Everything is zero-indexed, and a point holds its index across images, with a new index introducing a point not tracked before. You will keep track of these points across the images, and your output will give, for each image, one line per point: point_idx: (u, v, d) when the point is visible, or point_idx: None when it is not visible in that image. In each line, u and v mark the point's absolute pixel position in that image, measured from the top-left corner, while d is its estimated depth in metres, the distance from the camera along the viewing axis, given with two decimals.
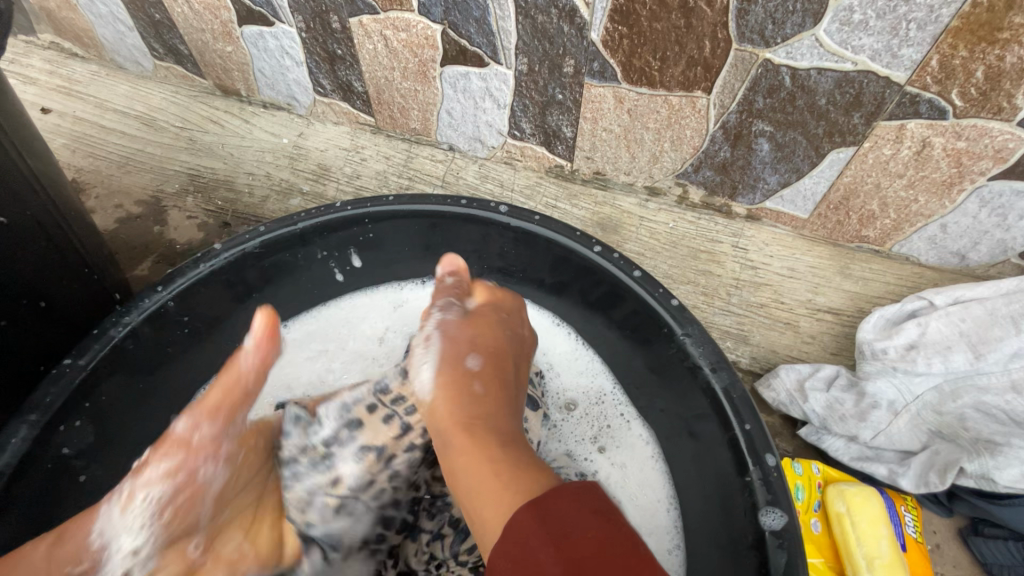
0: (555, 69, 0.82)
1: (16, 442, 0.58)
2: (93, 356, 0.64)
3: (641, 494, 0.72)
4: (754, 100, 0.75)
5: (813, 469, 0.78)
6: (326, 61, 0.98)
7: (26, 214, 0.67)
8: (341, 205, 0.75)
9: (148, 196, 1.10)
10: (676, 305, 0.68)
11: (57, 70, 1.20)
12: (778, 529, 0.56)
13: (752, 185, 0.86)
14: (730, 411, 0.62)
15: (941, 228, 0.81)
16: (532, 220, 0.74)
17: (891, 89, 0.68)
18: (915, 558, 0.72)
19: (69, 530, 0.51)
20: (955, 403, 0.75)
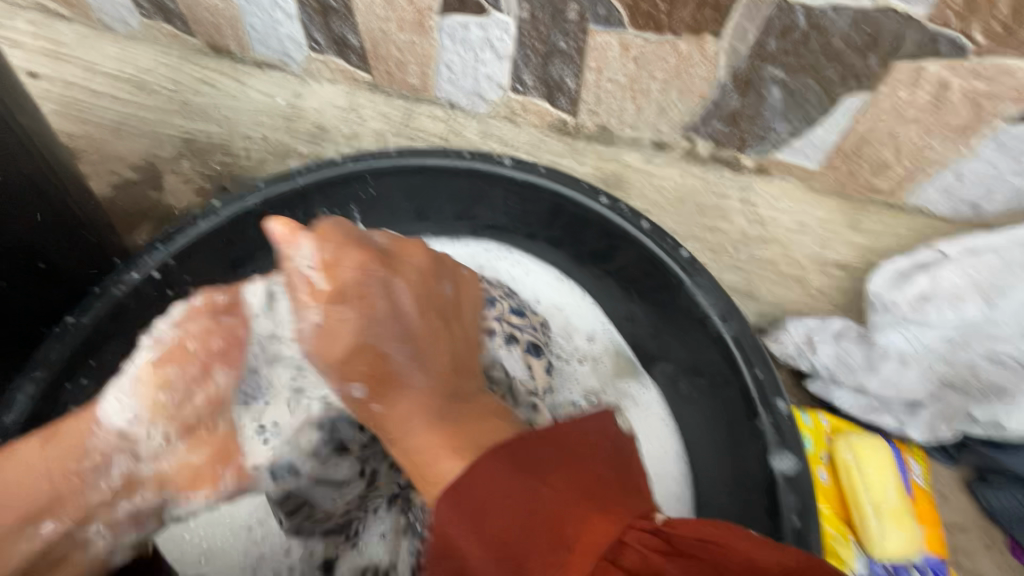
0: (558, 15, 0.78)
1: (24, 400, 0.58)
2: (96, 314, 0.63)
3: (648, 441, 0.73)
4: (766, 43, 0.72)
5: (821, 421, 0.79)
6: (319, 14, 0.94)
7: (21, 173, 0.65)
8: (341, 159, 0.73)
9: (143, 161, 1.08)
10: (685, 255, 0.66)
11: (41, 32, 1.15)
12: (789, 471, 0.57)
13: (761, 136, 0.84)
14: (741, 360, 0.61)
15: (956, 176, 0.79)
16: (537, 172, 0.73)
17: (910, 27, 0.64)
18: (920, 506, 0.74)
19: (64, 430, 0.56)
20: (966, 352, 0.75)
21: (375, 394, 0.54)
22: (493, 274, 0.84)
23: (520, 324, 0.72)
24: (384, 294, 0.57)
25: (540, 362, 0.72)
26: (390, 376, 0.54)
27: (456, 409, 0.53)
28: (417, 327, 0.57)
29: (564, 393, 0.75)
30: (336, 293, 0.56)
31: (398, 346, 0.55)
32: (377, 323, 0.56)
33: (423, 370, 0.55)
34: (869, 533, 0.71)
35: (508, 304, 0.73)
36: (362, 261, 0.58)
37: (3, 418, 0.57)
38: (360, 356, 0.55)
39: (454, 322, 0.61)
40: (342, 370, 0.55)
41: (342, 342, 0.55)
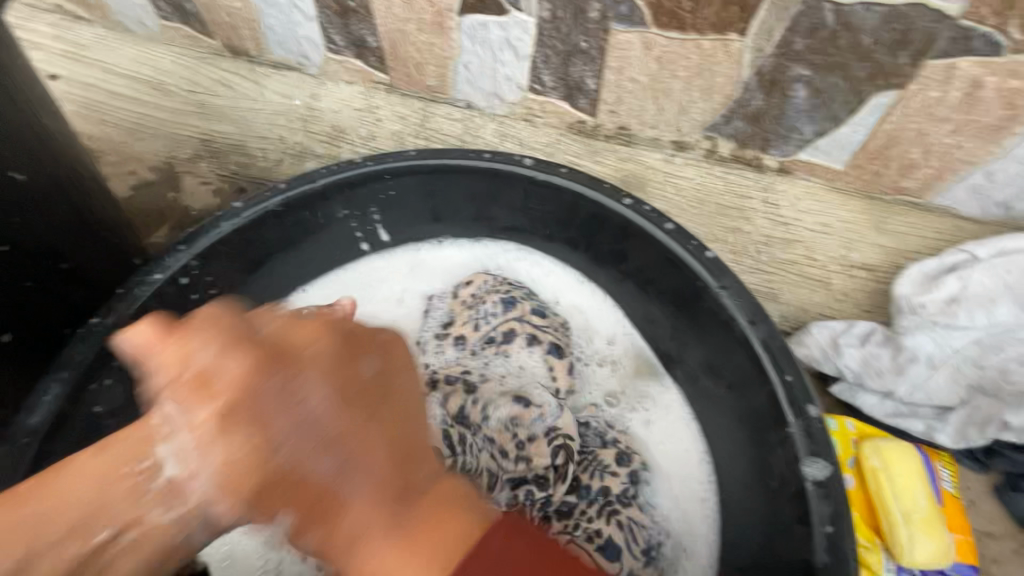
0: (580, 15, 0.78)
1: (50, 399, 0.59)
2: (119, 315, 0.63)
3: (671, 442, 0.72)
4: (793, 41, 0.71)
5: (847, 425, 0.77)
6: (338, 14, 0.94)
7: (43, 173, 0.65)
8: (361, 160, 0.73)
9: (161, 162, 1.10)
10: (711, 257, 0.65)
11: (62, 34, 1.15)
12: (821, 479, 0.55)
13: (785, 136, 0.83)
14: (770, 364, 0.60)
15: (987, 176, 0.77)
16: (558, 173, 0.72)
17: (943, 24, 0.63)
18: (951, 513, 0.72)
19: (97, 455, 0.44)
20: (997, 355, 0.73)
21: (312, 522, 0.40)
22: (512, 275, 0.83)
23: (541, 325, 0.72)
24: (278, 386, 0.40)
25: (562, 363, 0.71)
26: (328, 489, 0.40)
27: (415, 508, 0.43)
28: (336, 419, 0.41)
29: (585, 394, 0.75)
30: (230, 393, 0.39)
31: (319, 455, 0.40)
32: (279, 426, 0.40)
33: (362, 474, 0.41)
34: (899, 541, 0.69)
35: (529, 304, 0.73)
36: (251, 353, 0.40)
37: (28, 419, 0.57)
38: (278, 481, 0.39)
39: (382, 406, 0.43)
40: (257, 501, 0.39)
41: (229, 478, 0.39)
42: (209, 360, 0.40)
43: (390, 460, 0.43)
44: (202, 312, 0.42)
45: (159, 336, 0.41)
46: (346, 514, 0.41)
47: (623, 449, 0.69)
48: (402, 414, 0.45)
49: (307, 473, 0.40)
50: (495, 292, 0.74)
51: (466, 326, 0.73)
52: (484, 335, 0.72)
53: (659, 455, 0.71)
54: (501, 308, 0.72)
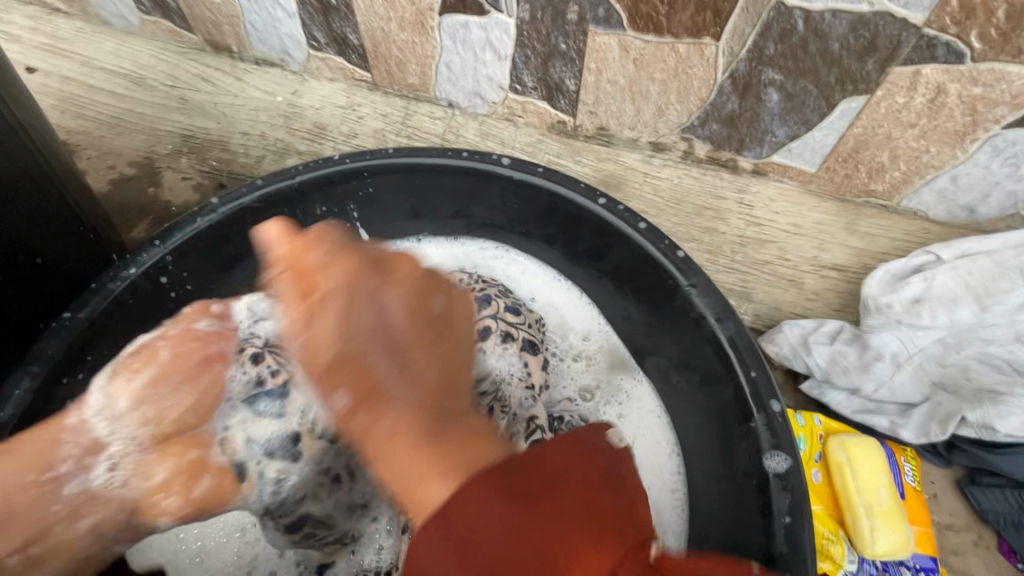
0: (558, 17, 0.79)
1: (22, 394, 0.58)
2: (93, 309, 0.63)
3: (642, 435, 0.73)
4: (765, 46, 0.72)
5: (815, 421, 0.79)
6: (320, 12, 0.94)
7: (16, 165, 0.64)
8: (339, 157, 0.73)
9: (141, 157, 1.08)
10: (681, 256, 0.67)
11: (40, 27, 1.15)
12: (781, 471, 0.57)
13: (759, 138, 0.84)
14: (736, 360, 0.62)
15: (952, 180, 0.79)
16: (535, 173, 0.73)
17: (907, 32, 0.65)
18: (913, 507, 0.74)
19: None
20: (958, 354, 0.76)
21: (360, 410, 0.48)
22: (488, 272, 0.85)
23: (516, 322, 0.72)
24: (371, 287, 0.53)
25: (536, 358, 0.72)
26: (379, 388, 0.48)
27: (448, 430, 0.46)
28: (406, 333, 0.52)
29: (559, 389, 0.76)
30: (346, 289, 0.53)
31: (386, 356, 0.50)
32: (350, 329, 0.51)
33: (415, 383, 0.49)
34: (861, 532, 0.72)
35: (504, 301, 0.73)
36: (352, 268, 0.54)
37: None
38: (346, 369, 0.50)
39: (443, 339, 0.53)
40: (326, 378, 0.50)
41: (326, 356, 0.50)
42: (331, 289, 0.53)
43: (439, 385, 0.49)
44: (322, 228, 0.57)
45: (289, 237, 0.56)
46: (387, 414, 0.47)
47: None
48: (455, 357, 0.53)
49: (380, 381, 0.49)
50: (471, 290, 0.74)
51: None
52: None
53: (631, 447, 0.72)
54: (477, 306, 0.72)
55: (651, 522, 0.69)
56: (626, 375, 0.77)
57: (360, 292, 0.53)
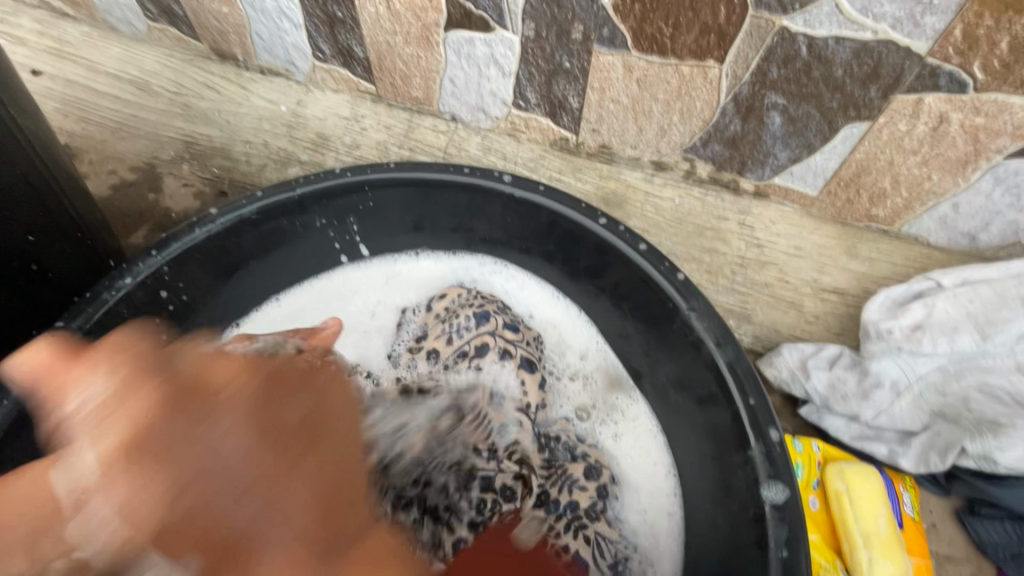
0: (563, 35, 0.79)
1: (8, 405, 0.57)
2: (86, 319, 0.62)
3: (639, 457, 0.72)
4: (769, 70, 0.72)
5: (813, 447, 0.78)
6: (326, 24, 0.94)
7: (15, 173, 0.64)
8: (340, 171, 0.73)
9: (142, 163, 1.08)
10: (681, 279, 0.66)
11: (48, 31, 1.15)
12: (779, 502, 0.56)
13: (761, 161, 0.84)
14: (735, 387, 0.61)
15: (953, 208, 0.79)
16: (537, 190, 0.73)
17: (910, 60, 0.65)
18: (911, 537, 0.73)
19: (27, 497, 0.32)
20: (959, 383, 0.75)
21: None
22: (487, 287, 0.84)
23: (513, 340, 0.72)
24: (181, 419, 0.33)
25: (533, 377, 0.71)
26: (239, 542, 0.31)
27: (346, 568, 0.31)
28: (258, 457, 0.33)
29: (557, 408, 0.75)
30: (137, 431, 0.32)
31: (234, 501, 0.32)
32: (166, 472, 0.32)
33: (285, 510, 0.32)
34: (858, 562, 0.71)
35: (503, 318, 0.73)
36: (153, 389, 0.34)
37: None
38: (175, 536, 0.30)
39: (315, 442, 0.35)
40: (158, 548, 0.30)
41: (147, 522, 0.30)
42: (93, 400, 0.34)
43: (318, 501, 0.33)
44: (113, 335, 0.37)
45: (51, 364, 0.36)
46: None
47: (595, 462, 0.68)
48: (348, 449, 0.36)
49: (234, 533, 0.31)
50: (468, 306, 0.74)
51: (439, 339, 0.72)
52: (455, 348, 0.70)
53: (627, 467, 0.72)
54: (474, 321, 0.72)
55: (649, 545, 0.68)
56: (623, 394, 0.76)
57: (161, 441, 0.32)
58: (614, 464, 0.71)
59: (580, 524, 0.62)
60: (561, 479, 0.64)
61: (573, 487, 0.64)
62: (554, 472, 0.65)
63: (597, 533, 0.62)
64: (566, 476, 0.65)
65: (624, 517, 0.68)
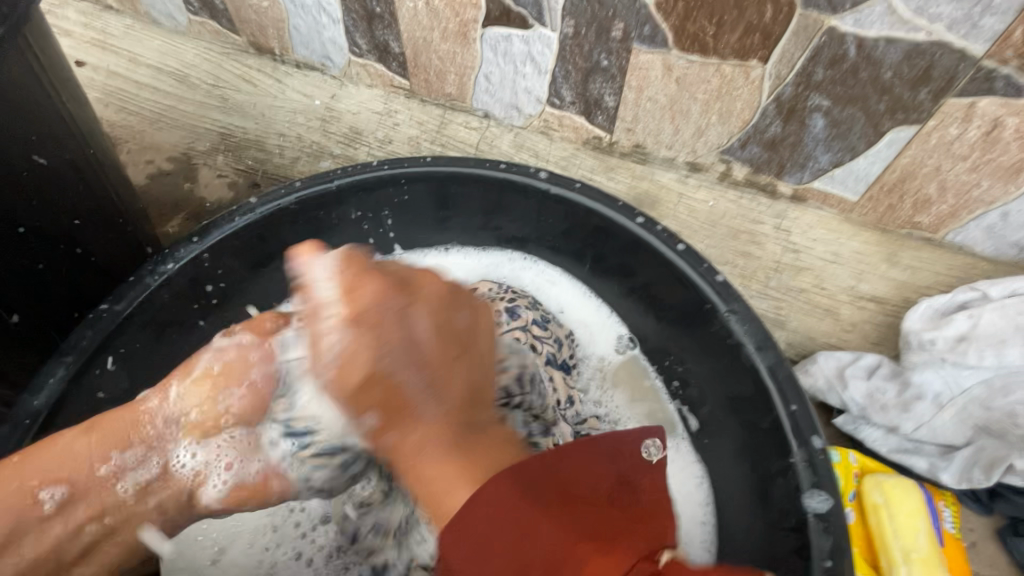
0: (603, 33, 0.78)
1: (54, 382, 0.59)
2: (129, 302, 0.64)
3: (668, 462, 0.71)
4: (814, 71, 0.71)
5: (850, 459, 0.76)
6: (364, 19, 0.95)
7: (65, 157, 0.66)
8: (377, 164, 0.73)
9: (179, 153, 1.11)
10: (721, 281, 0.65)
11: (92, 23, 1.19)
12: (823, 512, 0.55)
13: (801, 164, 0.83)
14: (775, 392, 0.59)
15: (1002, 217, 0.77)
16: (573, 188, 0.72)
17: (965, 63, 0.64)
18: (952, 554, 0.71)
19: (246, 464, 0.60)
20: (1005, 399, 0.72)
21: (391, 423, 0.46)
22: (517, 282, 0.84)
23: (542, 336, 0.71)
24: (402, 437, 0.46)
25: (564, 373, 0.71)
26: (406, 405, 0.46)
27: (474, 439, 0.47)
28: (430, 352, 0.46)
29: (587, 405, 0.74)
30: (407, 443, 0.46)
31: (413, 370, 0.46)
32: (404, 358, 0.45)
33: (439, 402, 0.46)
34: None
35: (534, 313, 0.72)
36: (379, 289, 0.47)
37: (32, 401, 0.57)
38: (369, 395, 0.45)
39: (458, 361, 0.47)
40: (353, 400, 0.46)
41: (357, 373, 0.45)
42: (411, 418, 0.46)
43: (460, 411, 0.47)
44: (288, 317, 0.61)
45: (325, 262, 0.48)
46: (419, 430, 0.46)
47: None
48: (472, 378, 0.48)
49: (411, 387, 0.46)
50: (501, 298, 0.74)
51: None
52: None
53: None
54: (506, 315, 0.71)
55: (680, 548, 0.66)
56: (649, 388, 0.76)
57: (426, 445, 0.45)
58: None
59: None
60: None
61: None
62: None
63: None
64: None
65: None
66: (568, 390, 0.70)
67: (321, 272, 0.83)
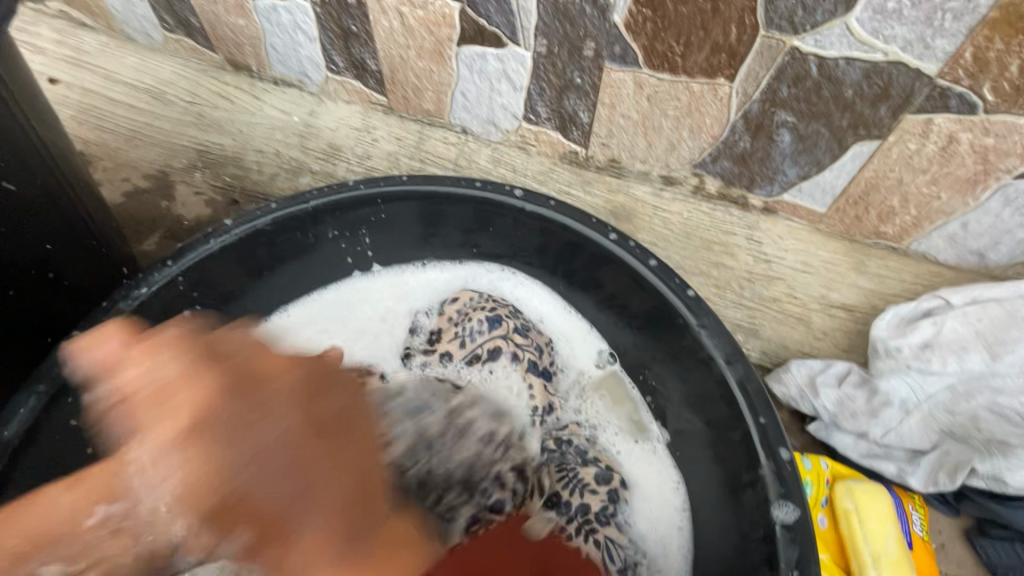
0: (575, 52, 0.80)
1: (26, 412, 0.58)
2: (103, 330, 0.63)
3: (646, 469, 0.72)
4: (779, 89, 0.73)
5: (822, 465, 0.78)
6: (340, 38, 0.96)
7: (36, 183, 0.66)
8: (353, 183, 0.74)
9: (155, 171, 1.12)
10: (692, 295, 0.67)
11: (65, 40, 1.16)
12: (790, 522, 0.56)
13: (770, 177, 0.85)
14: (745, 405, 0.61)
15: (962, 227, 0.79)
16: (548, 204, 0.73)
17: (920, 81, 0.66)
18: (920, 556, 0.74)
19: None
20: (968, 403, 0.75)
21: (264, 550, 0.40)
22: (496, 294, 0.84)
23: (523, 344, 0.73)
24: (292, 520, 0.41)
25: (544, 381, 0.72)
26: (278, 520, 0.41)
27: (364, 544, 0.41)
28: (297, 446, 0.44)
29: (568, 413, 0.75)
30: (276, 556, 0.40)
31: (279, 478, 0.42)
32: (246, 448, 0.42)
33: (317, 507, 0.41)
34: None
35: (515, 322, 0.74)
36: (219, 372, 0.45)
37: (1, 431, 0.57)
38: (227, 512, 0.41)
39: (330, 434, 0.46)
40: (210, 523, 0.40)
41: (198, 492, 0.40)
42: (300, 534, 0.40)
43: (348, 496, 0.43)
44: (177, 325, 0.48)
45: (123, 349, 0.46)
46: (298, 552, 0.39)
47: (605, 467, 0.69)
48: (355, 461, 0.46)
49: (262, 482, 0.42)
50: (480, 309, 0.75)
51: (452, 343, 0.73)
52: (468, 351, 0.72)
53: (635, 472, 0.72)
54: (487, 324, 0.73)
55: (658, 553, 0.68)
56: (626, 395, 0.77)
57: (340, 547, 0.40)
58: (621, 469, 0.71)
59: (590, 528, 0.63)
60: (572, 481, 0.66)
61: (582, 489, 0.65)
62: (563, 474, 0.66)
63: (608, 536, 0.63)
64: (576, 479, 0.66)
65: (635, 522, 0.68)
66: (547, 398, 0.72)
67: (301, 288, 0.83)
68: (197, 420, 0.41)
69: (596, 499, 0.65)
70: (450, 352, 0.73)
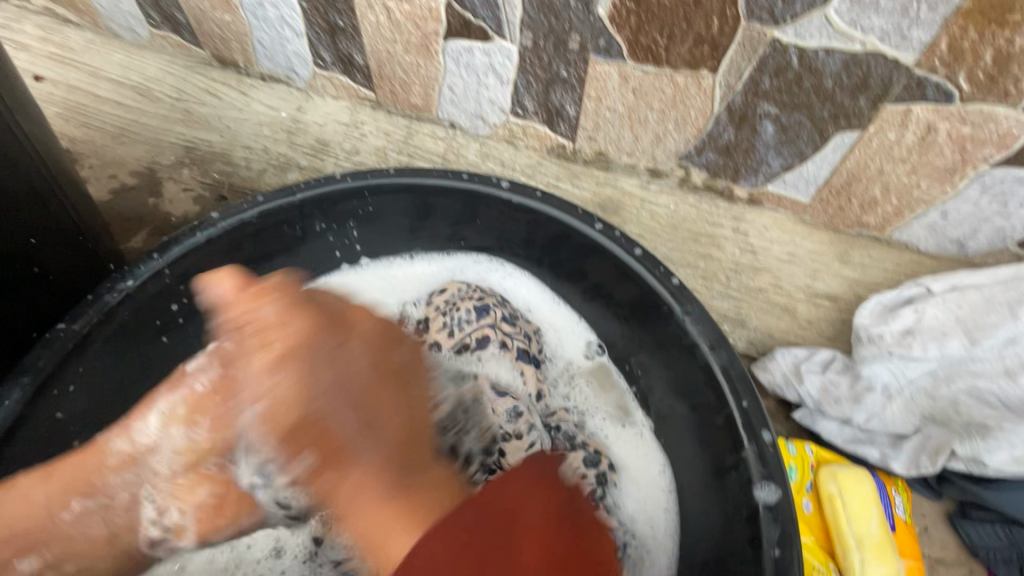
0: (560, 45, 0.81)
1: (9, 405, 0.57)
2: (87, 321, 0.63)
3: (632, 452, 0.73)
4: (761, 81, 0.74)
5: (806, 451, 0.79)
6: (327, 32, 0.96)
7: (20, 179, 0.65)
8: (340, 176, 0.74)
9: (142, 167, 1.11)
10: (676, 284, 0.67)
11: (49, 36, 1.15)
12: (772, 503, 0.57)
13: (754, 169, 0.86)
14: (728, 390, 0.62)
15: (942, 215, 0.81)
16: (535, 196, 0.74)
17: (898, 72, 0.67)
18: (903, 538, 0.75)
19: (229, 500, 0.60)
20: (948, 388, 0.76)
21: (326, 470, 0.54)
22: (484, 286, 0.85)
23: (511, 332, 0.74)
24: (355, 429, 0.55)
25: (532, 367, 0.73)
26: (342, 449, 0.55)
27: (408, 490, 0.54)
28: (365, 392, 0.57)
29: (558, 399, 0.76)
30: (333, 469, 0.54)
31: (347, 412, 0.56)
32: (320, 386, 0.56)
33: (372, 442, 0.55)
34: (851, 565, 0.72)
35: (503, 311, 0.75)
36: (313, 323, 0.59)
37: None
38: (305, 429, 0.55)
39: (405, 385, 0.60)
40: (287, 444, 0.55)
41: (286, 420, 0.55)
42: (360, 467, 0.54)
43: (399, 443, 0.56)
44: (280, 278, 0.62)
45: (240, 291, 0.60)
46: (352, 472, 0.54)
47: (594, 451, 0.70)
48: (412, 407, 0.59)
49: (337, 432, 0.55)
50: (469, 299, 0.75)
51: (440, 332, 0.74)
52: (457, 340, 0.72)
53: (623, 456, 0.73)
54: (475, 314, 0.73)
55: (646, 534, 0.69)
56: (614, 383, 0.78)
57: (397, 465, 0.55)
58: (610, 452, 0.73)
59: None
60: (561, 465, 0.66)
61: (572, 472, 0.65)
62: (553, 458, 0.66)
63: (599, 518, 0.63)
64: (565, 463, 0.66)
65: (622, 504, 0.69)
66: (538, 385, 0.73)
67: None
68: (288, 349, 0.57)
69: (585, 481, 0.65)
70: (440, 343, 0.73)
